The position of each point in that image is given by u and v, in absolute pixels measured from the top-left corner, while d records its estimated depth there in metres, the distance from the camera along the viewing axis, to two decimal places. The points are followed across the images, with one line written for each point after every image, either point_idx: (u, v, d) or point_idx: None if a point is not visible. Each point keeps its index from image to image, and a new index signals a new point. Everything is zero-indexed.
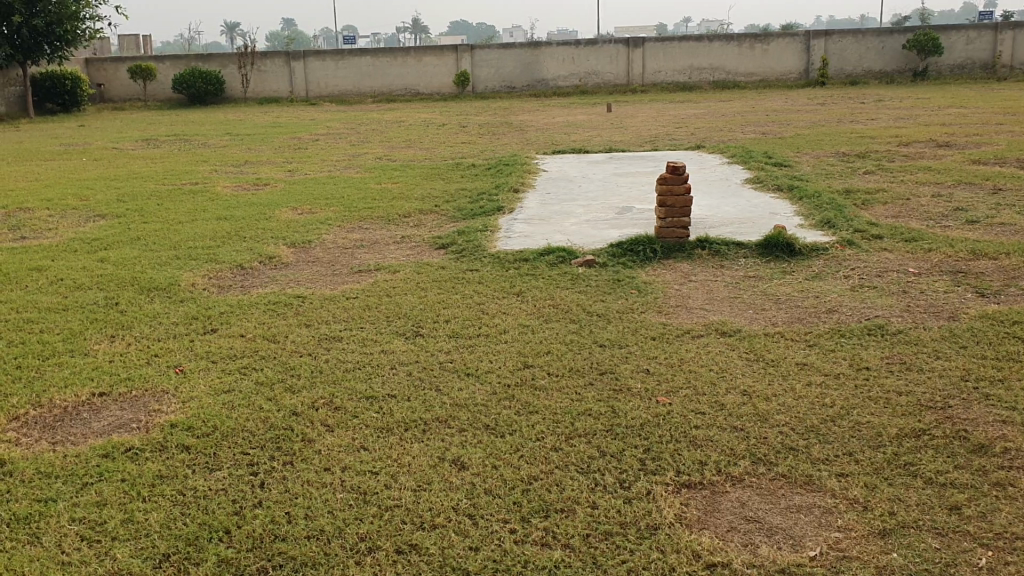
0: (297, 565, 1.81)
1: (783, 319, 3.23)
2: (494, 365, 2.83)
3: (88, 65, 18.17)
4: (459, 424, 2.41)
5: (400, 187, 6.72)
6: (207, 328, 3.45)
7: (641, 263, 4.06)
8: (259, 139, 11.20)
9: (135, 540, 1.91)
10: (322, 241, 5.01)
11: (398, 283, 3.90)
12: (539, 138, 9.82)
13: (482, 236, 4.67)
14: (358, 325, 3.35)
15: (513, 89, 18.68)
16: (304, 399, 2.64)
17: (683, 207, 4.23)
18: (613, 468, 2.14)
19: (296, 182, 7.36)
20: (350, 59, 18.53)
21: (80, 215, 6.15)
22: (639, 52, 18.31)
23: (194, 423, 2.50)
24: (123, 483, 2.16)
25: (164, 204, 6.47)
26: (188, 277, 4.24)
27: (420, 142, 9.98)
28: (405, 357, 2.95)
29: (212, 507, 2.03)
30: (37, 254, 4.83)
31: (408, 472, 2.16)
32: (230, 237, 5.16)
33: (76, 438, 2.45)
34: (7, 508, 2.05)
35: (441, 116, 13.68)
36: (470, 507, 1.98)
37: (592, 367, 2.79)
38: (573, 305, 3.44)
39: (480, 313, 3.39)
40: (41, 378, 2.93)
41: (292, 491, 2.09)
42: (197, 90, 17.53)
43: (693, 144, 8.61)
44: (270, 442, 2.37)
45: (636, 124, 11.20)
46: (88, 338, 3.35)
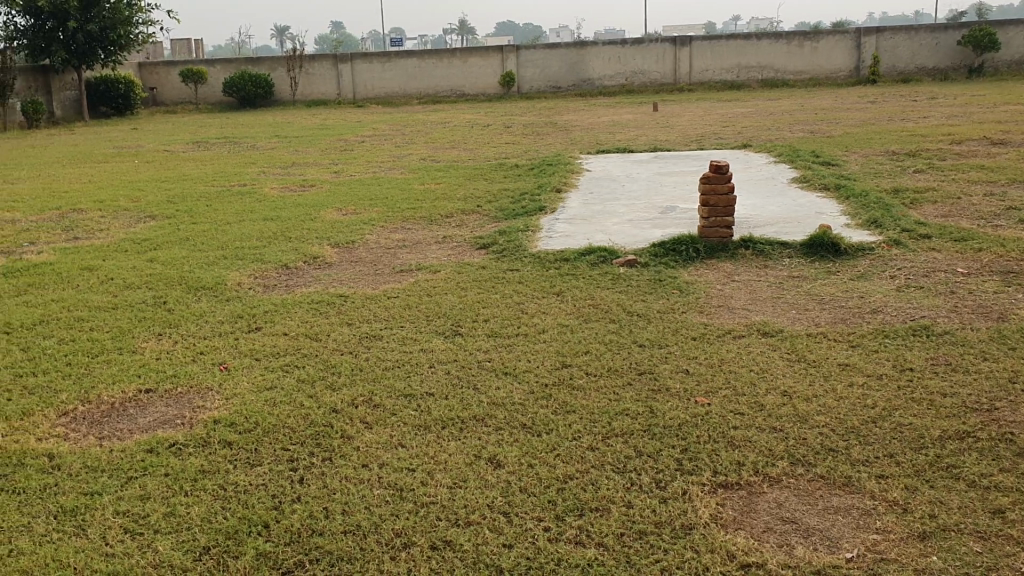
0: (333, 559, 1.83)
1: (827, 320, 3.19)
2: (533, 364, 2.83)
3: (141, 69, 18.54)
4: (497, 423, 2.42)
5: (444, 187, 6.75)
6: (251, 326, 3.50)
7: (683, 263, 4.04)
8: (306, 141, 11.35)
9: (176, 533, 1.95)
10: (365, 241, 5.06)
11: (439, 283, 3.92)
12: (583, 138, 9.79)
13: (523, 236, 4.68)
14: (398, 324, 3.38)
15: (559, 89, 18.67)
16: (344, 396, 2.67)
17: (726, 207, 4.19)
18: (650, 468, 2.13)
19: (342, 183, 7.44)
20: (397, 61, 18.68)
21: (132, 216, 6.28)
22: (686, 51, 18.19)
23: (236, 420, 2.54)
24: (167, 477, 2.21)
25: (212, 205, 6.59)
26: (234, 276, 4.31)
27: (465, 143, 10.04)
28: (444, 356, 2.97)
29: (252, 501, 2.07)
30: (90, 254, 4.95)
31: (445, 470, 2.17)
32: (275, 238, 5.23)
33: (123, 433, 2.51)
34: (54, 501, 2.11)
35: (486, 117, 13.72)
36: (505, 504, 1.99)
37: (631, 367, 2.78)
38: (613, 306, 3.43)
39: (520, 312, 3.40)
40: (91, 374, 3.00)
41: (329, 487, 2.12)
42: (247, 92, 17.79)
43: (739, 143, 8.53)
44: (309, 437, 2.41)
45: (682, 123, 11.13)
46: (136, 336, 3.42)
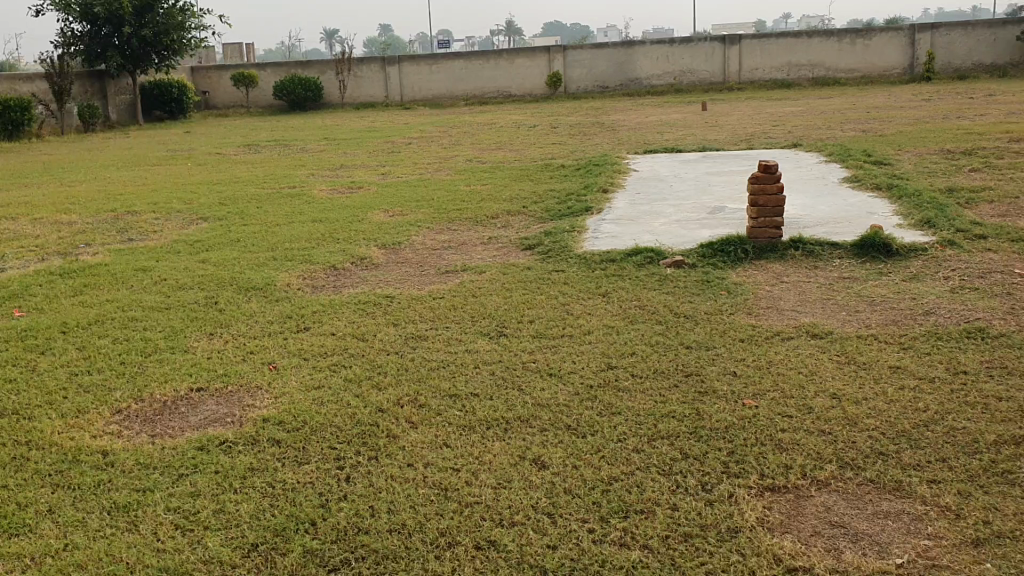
0: (379, 557, 1.85)
1: (878, 321, 3.14)
2: (578, 366, 2.83)
3: (194, 73, 18.87)
4: (541, 423, 2.42)
5: (490, 189, 6.77)
6: (300, 326, 3.55)
7: (731, 263, 4.00)
8: (354, 144, 11.46)
9: (226, 530, 1.98)
10: (411, 242, 5.10)
11: (485, 284, 3.93)
12: (631, 139, 9.75)
13: (569, 237, 4.68)
14: (444, 325, 3.40)
15: (606, 89, 18.62)
16: (389, 396, 2.69)
17: (775, 207, 4.14)
18: (696, 470, 2.12)
19: (390, 185, 7.50)
20: (444, 63, 18.77)
21: (185, 218, 6.40)
22: (735, 49, 18.01)
23: (285, 418, 2.57)
24: (217, 474, 2.25)
25: (262, 207, 6.69)
26: (284, 277, 4.37)
27: (512, 144, 10.06)
28: (490, 357, 2.98)
29: (299, 499, 2.09)
30: (144, 255, 5.05)
31: (489, 470, 2.18)
32: (324, 239, 5.29)
33: (175, 431, 2.56)
34: (108, 497, 2.15)
35: (533, 117, 13.72)
36: (549, 505, 1.99)
37: (677, 369, 2.76)
38: (660, 307, 3.41)
39: (565, 313, 3.40)
40: (144, 373, 3.06)
41: (375, 486, 2.14)
42: (296, 96, 18.03)
43: (788, 143, 8.42)
44: (356, 436, 2.43)
45: (731, 123, 11.03)
46: (188, 335, 3.48)
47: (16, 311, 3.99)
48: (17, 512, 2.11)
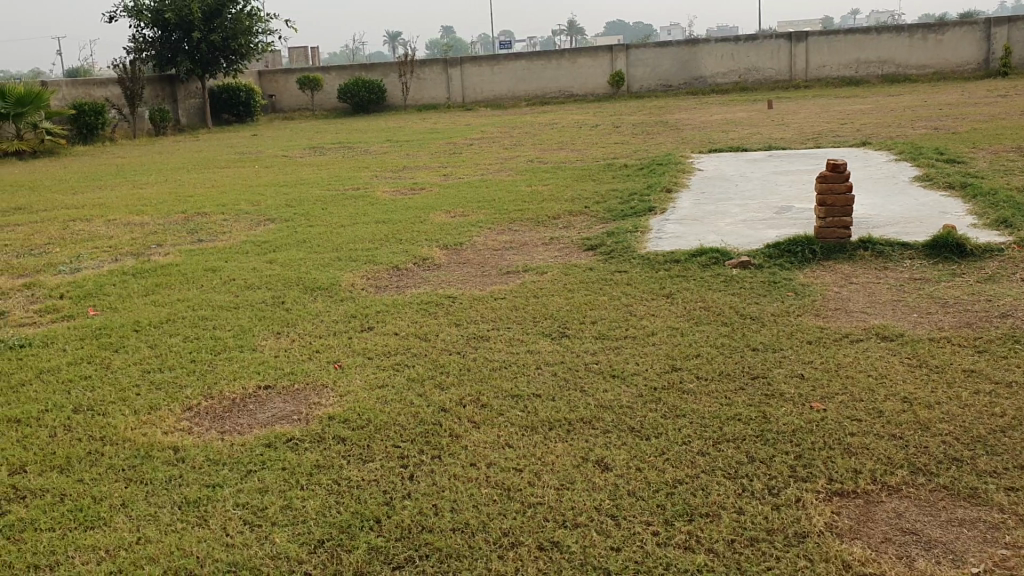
0: (442, 556, 1.85)
1: (951, 324, 3.06)
2: (642, 367, 2.81)
3: (261, 77, 19.22)
4: (605, 425, 2.41)
5: (552, 189, 6.77)
6: (364, 326, 3.59)
7: (798, 264, 3.94)
8: (417, 145, 11.56)
9: (292, 526, 2.01)
10: (473, 242, 5.13)
11: (547, 285, 3.93)
12: (694, 138, 9.65)
13: (633, 237, 4.65)
14: (506, 325, 3.40)
15: (669, 88, 18.48)
16: (452, 395, 2.71)
17: (843, 207, 4.06)
18: (762, 474, 2.08)
19: (451, 185, 7.55)
20: (506, 64, 18.82)
21: (252, 219, 6.52)
22: (802, 46, 17.71)
23: (349, 416, 2.60)
24: (283, 470, 2.28)
25: (327, 208, 6.78)
26: (348, 277, 4.42)
27: (573, 143, 10.03)
28: (552, 358, 2.97)
29: (364, 497, 2.11)
30: (213, 255, 5.16)
31: (552, 471, 2.17)
32: (387, 239, 5.35)
33: (244, 427, 2.61)
34: (179, 492, 2.20)
35: (595, 117, 13.67)
36: (613, 507, 1.98)
37: (743, 371, 2.73)
38: (725, 308, 3.37)
39: (628, 314, 3.38)
40: (213, 371, 3.13)
41: (439, 484, 2.15)
42: (360, 99, 18.28)
43: (857, 141, 8.26)
44: (419, 435, 2.45)
45: (798, 121, 10.85)
46: (256, 334, 3.55)
47: (91, 309, 4.11)
48: (93, 505, 2.17)
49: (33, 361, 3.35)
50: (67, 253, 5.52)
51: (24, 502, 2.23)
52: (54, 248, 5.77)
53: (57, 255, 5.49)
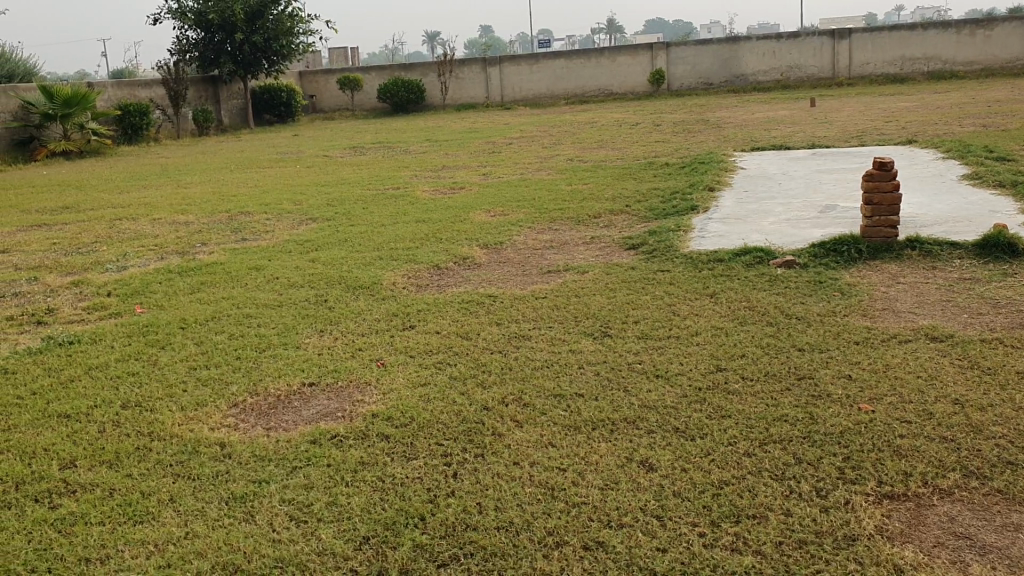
0: (486, 554, 1.85)
1: (1003, 325, 2.99)
2: (686, 367, 2.79)
3: (302, 78, 19.40)
4: (649, 425, 2.39)
5: (593, 188, 6.74)
6: (406, 324, 3.60)
7: (844, 263, 3.88)
8: (456, 144, 11.60)
9: (338, 522, 2.02)
10: (513, 241, 5.12)
11: (589, 284, 3.91)
12: (735, 136, 9.55)
13: (675, 236, 4.62)
14: (547, 325, 3.39)
15: (710, 86, 18.34)
16: (494, 394, 2.71)
17: (890, 206, 4.00)
18: (810, 476, 2.06)
19: (491, 185, 7.56)
20: (545, 63, 18.81)
21: (294, 218, 6.58)
22: (845, 44, 17.47)
23: (393, 414, 2.62)
24: (329, 467, 2.30)
25: (368, 207, 6.82)
26: (389, 276, 4.44)
27: (612, 142, 9.99)
28: (594, 357, 2.96)
29: (408, 494, 2.12)
30: (256, 254, 5.20)
31: (596, 471, 2.16)
32: (427, 239, 5.36)
33: (289, 424, 2.63)
34: (226, 488, 2.22)
35: (635, 116, 13.60)
36: (659, 508, 1.96)
37: (789, 371, 2.69)
38: (770, 308, 3.34)
39: (671, 314, 3.35)
40: (259, 368, 3.16)
41: (482, 483, 2.15)
42: (399, 98, 18.36)
43: (902, 139, 8.13)
44: (462, 433, 2.45)
45: (841, 119, 10.71)
46: (300, 332, 3.58)
47: (138, 307, 4.17)
48: (141, 500, 2.20)
49: (82, 358, 3.41)
50: (114, 252, 5.60)
51: (75, 496, 2.27)
52: (101, 247, 5.85)
53: (104, 254, 5.57)
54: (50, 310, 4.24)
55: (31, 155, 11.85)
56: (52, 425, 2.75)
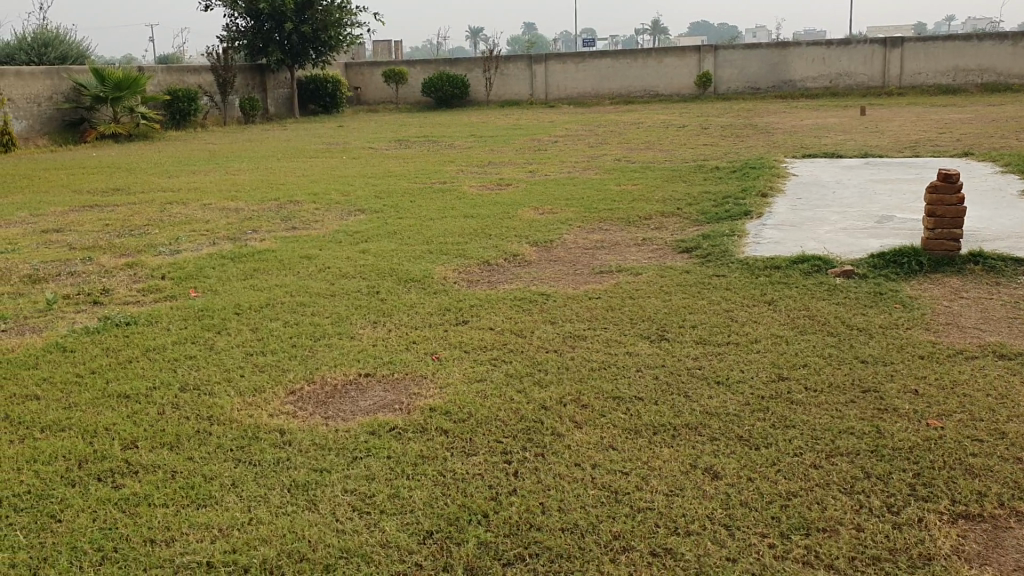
0: (553, 555, 1.84)
1: None
2: (747, 374, 2.75)
3: (348, 70, 19.57)
4: (711, 432, 2.36)
5: (642, 189, 6.69)
6: (459, 319, 3.60)
7: (905, 275, 3.82)
8: (500, 141, 11.60)
9: (400, 515, 2.01)
10: (563, 240, 5.10)
11: (643, 286, 3.89)
12: (785, 142, 9.44)
13: (730, 241, 4.57)
14: (602, 325, 3.37)
15: (758, 90, 18.16)
16: (552, 394, 2.69)
17: (953, 218, 3.92)
18: (880, 491, 2.02)
19: (538, 182, 7.54)
20: (590, 62, 18.80)
21: (342, 209, 6.60)
22: (897, 52, 17.21)
23: (451, 409, 2.61)
24: (389, 459, 2.30)
25: (416, 201, 6.82)
26: (440, 270, 4.44)
27: (660, 144, 9.93)
28: (652, 360, 2.93)
29: (470, 490, 2.12)
30: (307, 244, 5.22)
31: (660, 475, 2.14)
32: (475, 234, 5.35)
33: (347, 414, 2.64)
34: (288, 475, 2.23)
35: (681, 118, 13.50)
36: (726, 517, 1.94)
37: (853, 384, 2.65)
38: (831, 317, 3.29)
39: (729, 320, 3.32)
40: (315, 357, 3.17)
41: (544, 483, 2.14)
42: (444, 93, 18.43)
43: (958, 151, 7.97)
44: (521, 432, 2.44)
45: (894, 128, 10.55)
46: (354, 322, 3.59)
47: (193, 291, 4.20)
48: (203, 484, 2.21)
49: (140, 339, 3.45)
50: (167, 235, 5.67)
51: (137, 477, 2.28)
52: (153, 230, 5.91)
53: (156, 237, 5.63)
54: (106, 290, 4.29)
55: (81, 136, 12.03)
56: (112, 405, 2.78)
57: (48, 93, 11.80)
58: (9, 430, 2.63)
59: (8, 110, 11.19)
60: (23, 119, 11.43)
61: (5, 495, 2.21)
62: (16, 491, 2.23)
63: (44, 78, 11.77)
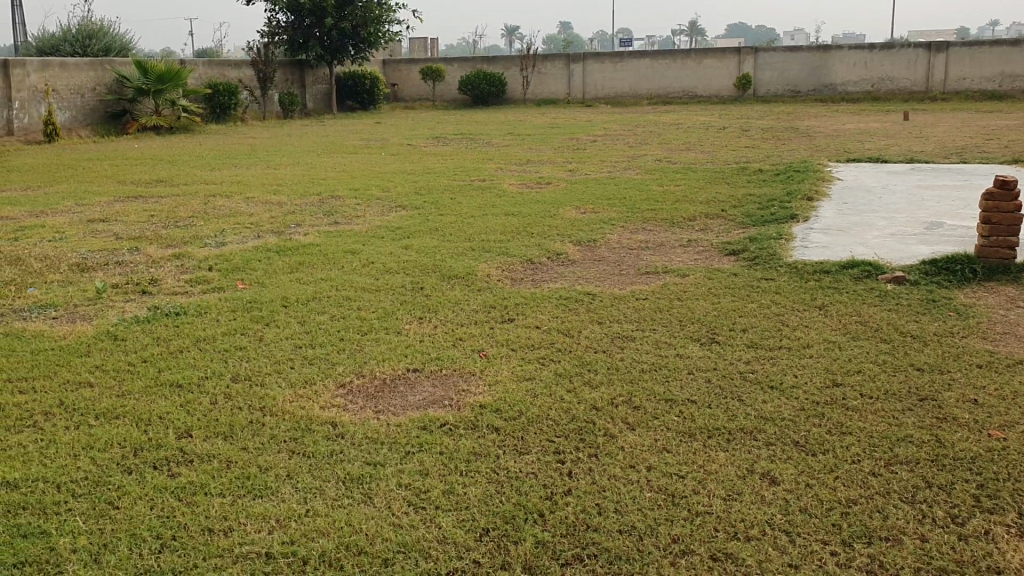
0: (611, 557, 1.83)
1: None
2: (800, 380, 2.72)
3: (387, 66, 19.67)
4: (767, 437, 2.34)
5: (685, 190, 6.65)
6: (505, 317, 3.59)
7: (958, 283, 3.76)
8: (539, 139, 11.60)
9: (456, 512, 2.01)
10: (607, 240, 5.08)
11: (690, 288, 3.86)
12: (828, 146, 9.34)
13: (777, 245, 4.52)
14: (650, 327, 3.35)
15: (798, 93, 17.99)
16: (603, 394, 2.67)
17: (1010, 225, 3.86)
18: (944, 501, 1.99)
19: (579, 181, 7.51)
20: (628, 62, 18.75)
21: (383, 205, 6.61)
22: (942, 57, 16.93)
23: (501, 406, 2.61)
24: (442, 455, 2.30)
25: (457, 198, 6.83)
26: (483, 268, 4.43)
27: (701, 145, 9.86)
28: (704, 363, 2.91)
29: (524, 489, 2.11)
30: (350, 238, 5.24)
31: (716, 480, 2.12)
32: (518, 233, 5.34)
33: (397, 409, 2.65)
34: (342, 468, 2.24)
35: (721, 120, 13.42)
36: (786, 523, 1.92)
37: (910, 392, 2.61)
38: (883, 324, 3.25)
39: (780, 324, 3.28)
40: (363, 351, 3.18)
41: (599, 484, 2.12)
42: (480, 91, 18.47)
43: (1007, 158, 7.84)
44: (573, 432, 2.43)
45: (940, 134, 10.39)
46: (400, 318, 3.59)
47: (240, 283, 4.23)
48: (259, 474, 2.22)
49: (190, 329, 3.47)
50: (211, 227, 5.70)
51: (192, 466, 2.30)
52: (198, 222, 5.96)
53: (202, 228, 5.68)
54: (154, 280, 4.33)
55: (123, 128, 12.18)
56: (166, 394, 2.81)
57: (92, 84, 11.98)
58: (64, 416, 2.65)
59: (53, 100, 11.36)
60: (66, 110, 11.60)
61: (63, 481, 2.23)
62: (74, 477, 2.25)
63: (88, 70, 11.94)
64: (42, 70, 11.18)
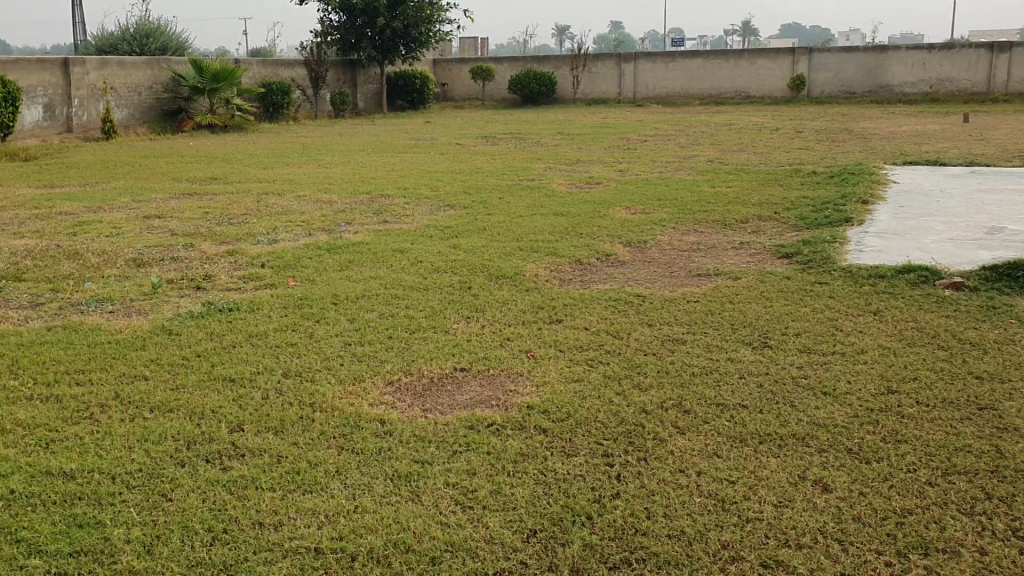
0: (660, 562, 1.81)
1: None
2: (854, 386, 2.67)
3: (437, 66, 19.77)
4: (820, 444, 2.30)
5: (736, 191, 6.58)
6: (553, 317, 3.58)
7: (1020, 289, 3.67)
8: (589, 139, 11.54)
9: (504, 512, 2.01)
10: (657, 241, 5.04)
11: (742, 290, 3.81)
12: (884, 148, 9.16)
13: (832, 248, 4.45)
14: (701, 330, 3.31)
15: (853, 94, 17.70)
16: (652, 398, 2.65)
17: None
18: (1003, 514, 1.93)
19: (629, 182, 7.46)
20: (680, 62, 18.61)
21: (432, 204, 6.63)
22: (1004, 57, 16.49)
23: (549, 408, 2.60)
24: (489, 455, 2.30)
25: (506, 198, 6.82)
26: (531, 268, 4.42)
27: (753, 146, 9.74)
28: (756, 368, 2.87)
29: (572, 491, 2.10)
30: (400, 237, 5.27)
31: (768, 486, 2.08)
32: (566, 233, 5.33)
33: (445, 408, 2.65)
34: (390, 465, 2.25)
35: (774, 121, 13.24)
36: (839, 531, 1.88)
37: (969, 401, 2.54)
38: (940, 330, 3.17)
39: (834, 329, 3.23)
40: (411, 349, 3.19)
41: (648, 487, 2.10)
42: (530, 90, 18.47)
43: None
44: (622, 435, 2.41)
45: (1000, 136, 10.13)
46: (449, 317, 3.60)
47: (292, 280, 4.27)
48: (308, 470, 2.24)
49: (243, 325, 3.52)
50: (264, 225, 5.77)
51: (244, 460, 2.32)
52: (251, 219, 6.03)
53: (255, 226, 5.75)
54: (208, 276, 4.39)
55: (179, 126, 12.38)
56: (218, 388, 2.84)
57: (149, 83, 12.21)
58: (120, 408, 2.70)
59: (111, 99, 11.59)
60: (124, 108, 11.83)
61: (118, 472, 2.27)
62: (128, 468, 2.29)
63: (145, 69, 12.17)
64: (101, 69, 11.41)
